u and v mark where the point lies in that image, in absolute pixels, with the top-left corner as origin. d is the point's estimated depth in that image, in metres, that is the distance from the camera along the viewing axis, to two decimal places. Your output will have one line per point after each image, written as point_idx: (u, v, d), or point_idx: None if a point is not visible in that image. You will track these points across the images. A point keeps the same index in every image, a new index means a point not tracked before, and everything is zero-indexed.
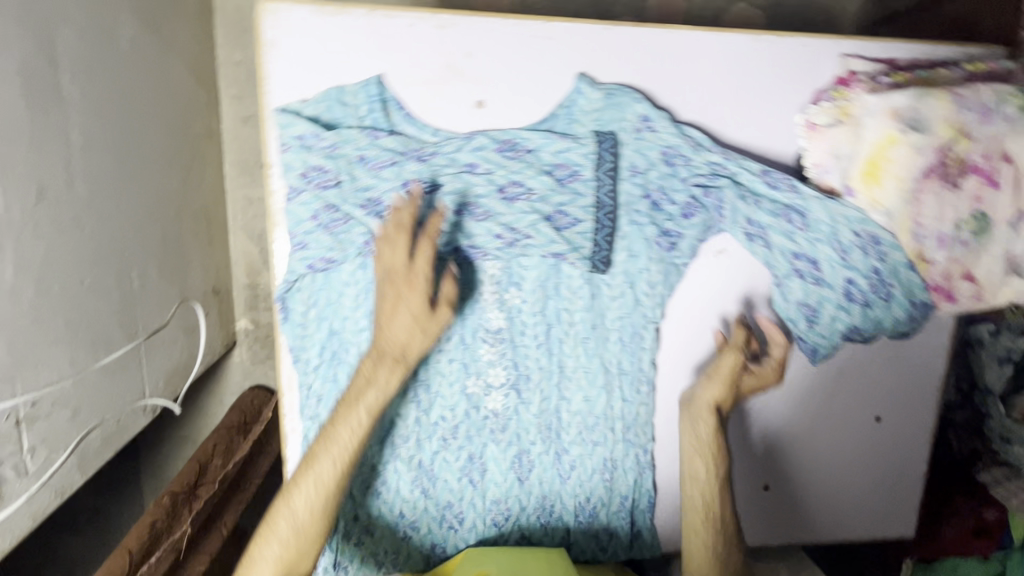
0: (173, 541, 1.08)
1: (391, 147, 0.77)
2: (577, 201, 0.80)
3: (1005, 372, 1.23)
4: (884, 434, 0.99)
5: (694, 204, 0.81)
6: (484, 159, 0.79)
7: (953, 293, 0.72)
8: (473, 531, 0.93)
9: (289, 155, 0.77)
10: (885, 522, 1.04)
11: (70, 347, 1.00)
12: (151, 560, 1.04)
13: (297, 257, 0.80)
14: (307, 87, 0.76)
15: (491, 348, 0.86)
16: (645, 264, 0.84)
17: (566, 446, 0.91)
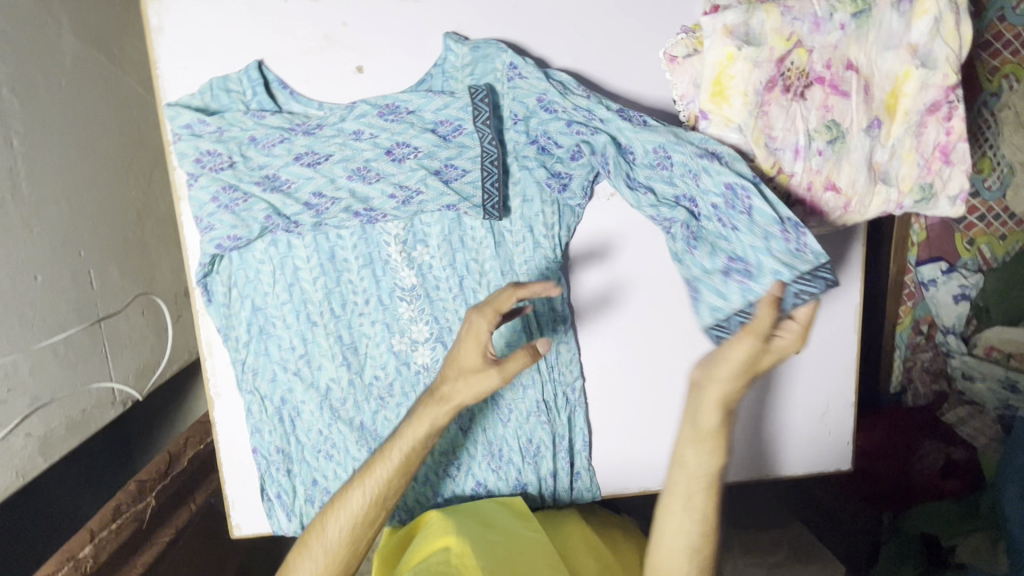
0: (134, 512, 1.13)
1: (277, 125, 0.81)
2: (465, 154, 0.84)
3: (962, 313, 1.25)
4: (812, 360, 1.00)
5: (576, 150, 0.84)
6: (370, 125, 0.83)
7: (817, 204, 0.73)
8: (427, 482, 0.97)
9: (181, 145, 0.80)
10: (820, 455, 1.04)
11: (20, 338, 1.06)
12: (116, 525, 1.09)
13: (206, 241, 0.83)
14: (193, 82, 0.81)
15: (410, 306, 0.89)
16: (544, 210, 0.87)
17: (498, 392, 0.93)
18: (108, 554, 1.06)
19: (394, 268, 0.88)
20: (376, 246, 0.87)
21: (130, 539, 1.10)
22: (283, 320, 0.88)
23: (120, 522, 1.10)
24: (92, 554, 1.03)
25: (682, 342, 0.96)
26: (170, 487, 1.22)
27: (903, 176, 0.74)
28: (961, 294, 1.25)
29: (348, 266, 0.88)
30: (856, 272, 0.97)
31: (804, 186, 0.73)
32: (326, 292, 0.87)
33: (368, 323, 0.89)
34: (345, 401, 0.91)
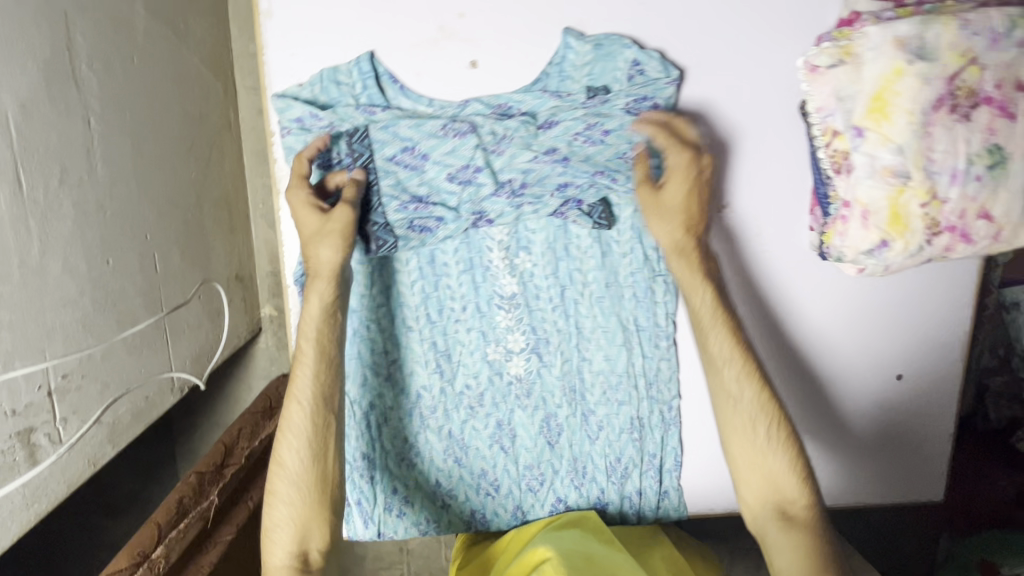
0: (199, 510, 1.12)
1: (387, 122, 0.78)
2: (466, 144, 0.79)
3: None
4: (914, 379, 0.95)
5: (566, 156, 0.80)
6: (481, 127, 0.79)
7: (968, 232, 0.68)
8: (510, 497, 0.94)
9: (290, 139, 0.77)
10: (911, 485, 1.00)
11: (96, 328, 1.02)
12: (181, 526, 1.08)
13: None
14: (303, 72, 0.77)
15: (508, 315, 0.87)
16: (503, 205, 0.81)
17: (591, 407, 0.91)
18: (177, 554, 1.05)
19: (496, 276, 0.85)
20: (477, 251, 0.84)
21: (196, 539, 1.09)
22: (378, 323, 0.86)
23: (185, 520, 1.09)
24: (164, 554, 1.02)
25: (785, 361, 0.93)
26: (230, 483, 1.21)
27: None
28: None
29: (448, 271, 0.85)
30: (967, 294, 0.91)
31: (956, 214, 0.67)
32: (424, 297, 0.85)
33: (464, 332, 0.87)
34: (435, 410, 0.90)
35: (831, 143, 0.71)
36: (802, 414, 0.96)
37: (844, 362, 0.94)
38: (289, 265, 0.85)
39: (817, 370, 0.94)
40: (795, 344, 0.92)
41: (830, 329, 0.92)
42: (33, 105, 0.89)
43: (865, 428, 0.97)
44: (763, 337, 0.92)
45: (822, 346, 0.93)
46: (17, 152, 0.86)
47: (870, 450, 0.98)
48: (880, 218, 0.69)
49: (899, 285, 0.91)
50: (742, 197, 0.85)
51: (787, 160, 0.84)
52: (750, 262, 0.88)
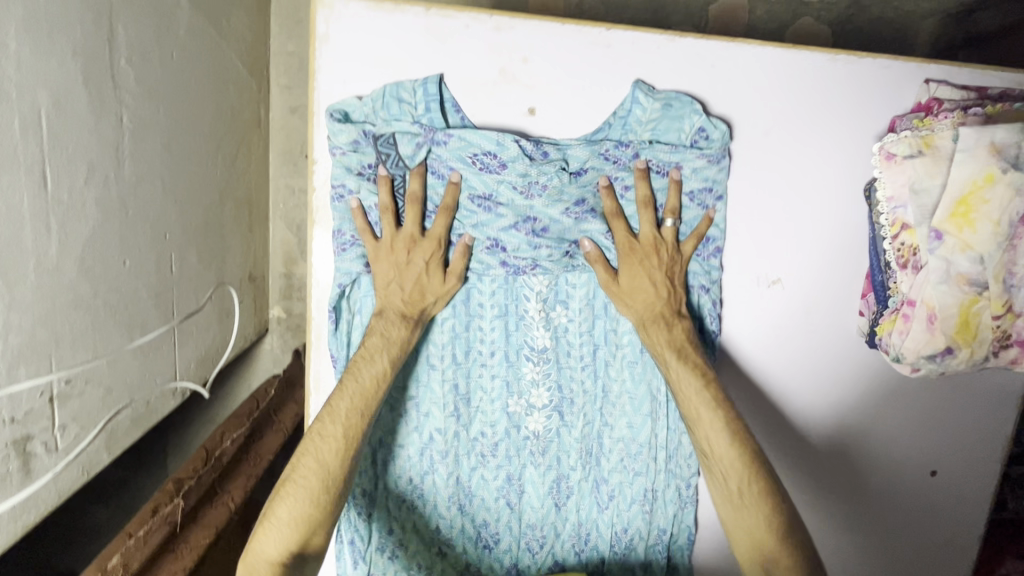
0: (166, 514, 1.04)
1: (448, 150, 0.74)
2: (493, 176, 0.75)
3: None
4: (940, 487, 0.91)
5: (594, 208, 0.77)
6: (510, 167, 0.74)
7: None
8: (507, 553, 0.89)
9: (340, 155, 0.73)
10: None
11: (106, 330, 0.99)
12: (142, 532, 0.99)
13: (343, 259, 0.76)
14: (364, 85, 0.73)
15: (535, 367, 0.83)
16: (520, 241, 0.77)
17: (605, 474, 0.87)
18: (140, 562, 0.95)
19: (530, 326, 0.81)
20: (514, 300, 0.81)
21: (161, 547, 1.00)
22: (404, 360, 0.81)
23: (150, 525, 1.01)
24: (122, 561, 0.93)
25: (821, 443, 0.88)
26: (204, 484, 1.14)
27: None
28: None
29: (481, 313, 0.81)
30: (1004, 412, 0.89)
31: None
32: (452, 338, 0.81)
33: (488, 378, 0.83)
34: (446, 455, 0.84)
35: (898, 236, 0.67)
36: (829, 503, 0.90)
37: (878, 451, 0.89)
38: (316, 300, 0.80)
39: (850, 462, 0.89)
40: (831, 429, 0.87)
41: (870, 417, 0.88)
42: (68, 99, 0.86)
43: (887, 529, 0.92)
44: (799, 420, 0.86)
45: (860, 435, 0.88)
46: (46, 150, 0.83)
47: (891, 551, 0.93)
48: (948, 324, 0.64)
49: (947, 383, 0.87)
50: (799, 267, 0.81)
51: (846, 245, 0.81)
52: (802, 339, 0.83)
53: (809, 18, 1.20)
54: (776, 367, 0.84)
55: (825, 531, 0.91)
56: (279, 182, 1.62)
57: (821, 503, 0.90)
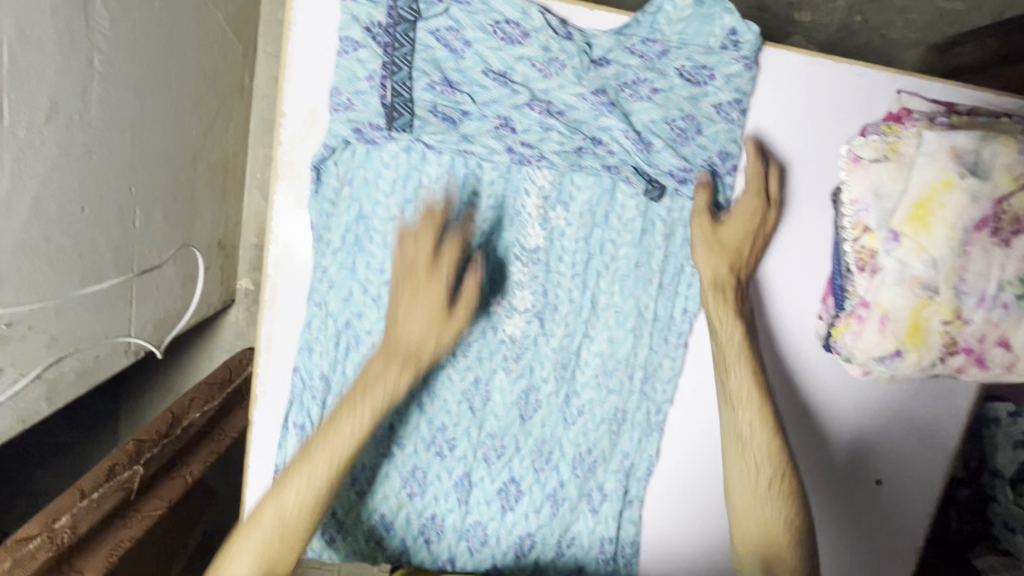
0: (122, 479, 1.00)
1: (470, 17, 0.72)
2: (512, 51, 0.72)
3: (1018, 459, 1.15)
4: (932, 449, 0.91)
5: (613, 101, 0.74)
6: (533, 38, 0.72)
7: (985, 358, 0.65)
8: (461, 461, 0.85)
9: (352, 7, 0.70)
10: None
11: (55, 277, 0.95)
12: (94, 495, 0.95)
13: (342, 119, 0.72)
14: None
15: (523, 269, 0.79)
16: (532, 121, 0.74)
17: (578, 389, 0.84)
18: (88, 526, 0.92)
19: (524, 222, 0.78)
20: (512, 193, 0.77)
21: (109, 513, 0.96)
22: (384, 238, 0.77)
23: (104, 488, 0.97)
24: (71, 523, 0.90)
25: (792, 396, 0.87)
26: (165, 455, 1.11)
27: None
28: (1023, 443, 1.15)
29: (475, 202, 0.77)
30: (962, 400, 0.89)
31: (975, 337, 0.65)
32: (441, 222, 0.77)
33: (472, 273, 0.79)
34: None
35: (859, 239, 0.67)
36: None
37: (839, 428, 0.89)
38: (275, 255, 0.77)
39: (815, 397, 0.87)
40: (801, 387, 0.87)
41: (839, 398, 0.88)
42: (36, 32, 0.83)
43: (835, 482, 0.91)
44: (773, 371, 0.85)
45: (828, 414, 0.88)
46: (4, 80, 0.79)
47: (828, 545, 0.93)
48: (899, 327, 0.65)
49: (916, 389, 0.88)
50: (798, 198, 0.80)
51: (815, 236, 0.82)
52: (790, 271, 0.82)
53: (794, 35, 1.23)
54: (760, 295, 0.83)
55: None
56: (258, 152, 1.59)
57: None
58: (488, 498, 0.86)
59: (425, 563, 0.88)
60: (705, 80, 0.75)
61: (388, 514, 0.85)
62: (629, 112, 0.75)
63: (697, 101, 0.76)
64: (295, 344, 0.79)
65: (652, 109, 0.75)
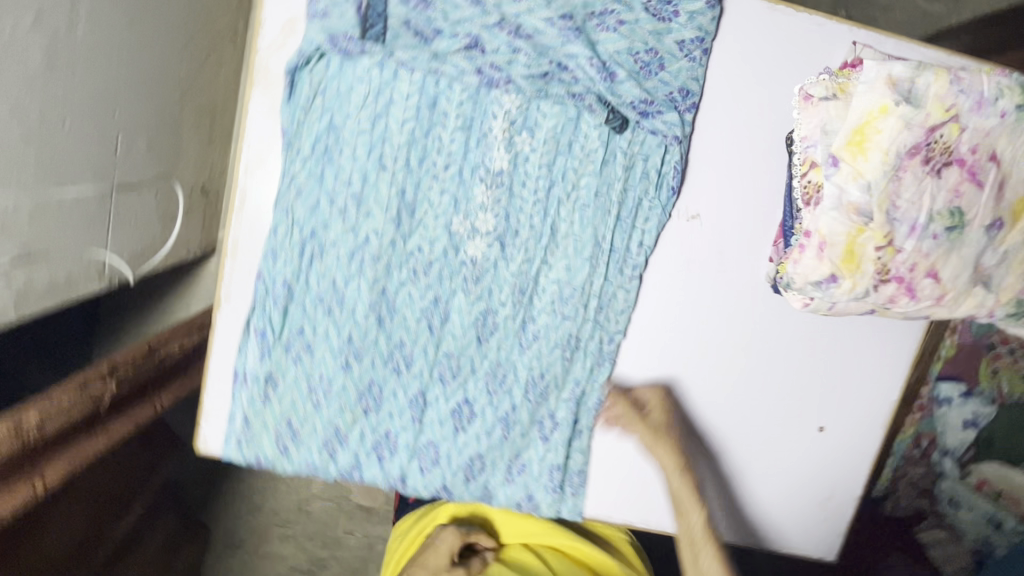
0: (93, 392, 1.00)
1: None
2: None
3: (965, 437, 1.36)
4: (874, 395, 0.94)
5: (580, 29, 0.79)
6: None
7: (915, 287, 0.69)
8: (417, 379, 0.87)
9: None
10: (795, 537, 0.99)
11: (32, 183, 0.95)
12: (65, 403, 0.94)
13: (319, 27, 0.75)
14: None
15: (487, 191, 0.82)
16: (502, 42, 0.78)
17: (534, 314, 0.87)
18: (53, 429, 0.91)
19: (490, 145, 0.81)
20: (480, 116, 0.80)
21: (77, 421, 0.96)
22: (353, 151, 0.79)
23: (76, 395, 0.96)
24: (39, 425, 0.88)
25: (737, 336, 0.90)
26: (139, 376, 1.12)
27: (1005, 286, 0.71)
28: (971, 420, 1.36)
29: (444, 122, 0.80)
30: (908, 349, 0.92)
31: (906, 266, 0.68)
32: (409, 139, 0.79)
33: (437, 192, 0.82)
34: (378, 260, 0.83)
35: (806, 175, 0.70)
36: (726, 413, 0.93)
37: (782, 371, 0.92)
38: (245, 158, 0.79)
39: (760, 338, 0.90)
40: (746, 327, 0.90)
41: (784, 341, 0.91)
42: None
43: (776, 425, 0.94)
44: (718, 309, 0.89)
45: (771, 354, 0.91)
46: None
47: (769, 488, 0.97)
48: (835, 253, 0.68)
49: (864, 336, 0.90)
50: (754, 140, 0.84)
51: (768, 179, 0.85)
52: (741, 212, 0.86)
53: None
54: (711, 234, 0.86)
55: (718, 433, 0.94)
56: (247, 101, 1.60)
57: (720, 409, 0.93)
58: (442, 419, 0.89)
59: (378, 481, 0.90)
60: (667, 17, 0.80)
61: (343, 427, 0.87)
62: (595, 41, 0.80)
63: (660, 38, 0.80)
64: (260, 251, 0.82)
65: (618, 41, 0.80)
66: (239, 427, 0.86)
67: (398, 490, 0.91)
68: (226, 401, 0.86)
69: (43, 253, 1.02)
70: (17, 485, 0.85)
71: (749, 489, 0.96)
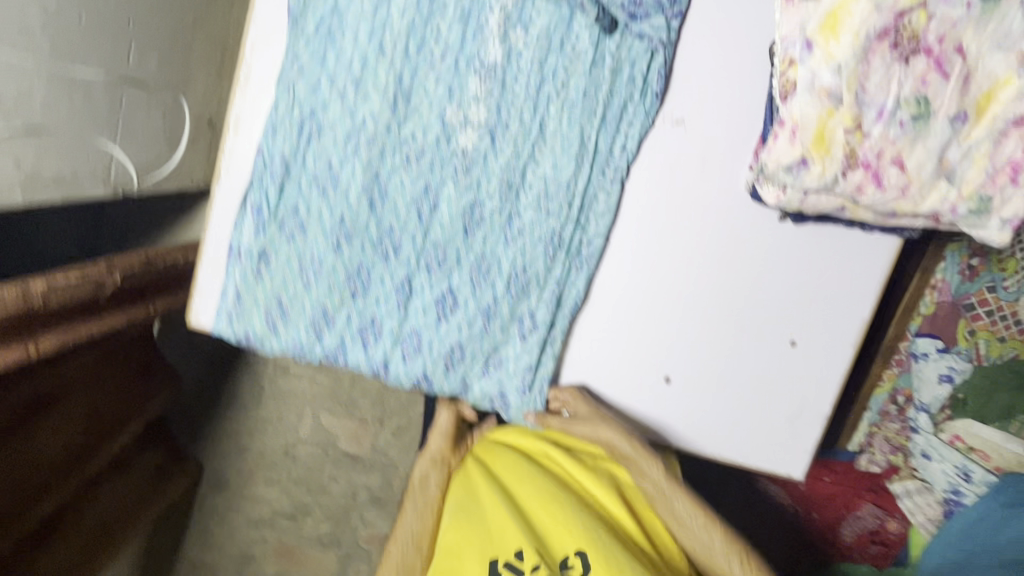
0: (98, 280, 1.00)
1: None
2: None
3: (940, 393, 1.39)
4: (849, 311, 0.96)
5: None
6: None
7: (880, 173, 0.73)
8: (404, 265, 0.91)
9: None
10: (764, 452, 1.02)
11: (45, 65, 0.97)
12: (71, 282, 0.95)
13: None
14: None
15: (480, 83, 0.86)
16: None
17: (520, 209, 0.90)
18: (55, 303, 0.92)
19: (485, 37, 0.84)
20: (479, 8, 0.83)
21: (79, 303, 0.97)
22: (355, 34, 0.83)
23: (80, 276, 0.97)
24: (43, 295, 0.90)
25: (716, 245, 0.93)
26: (140, 279, 1.11)
27: (967, 179, 0.74)
28: (946, 376, 1.38)
29: (442, 13, 0.83)
30: (877, 269, 0.94)
31: (873, 152, 0.72)
32: (409, 26, 0.83)
33: (432, 81, 0.85)
34: (372, 144, 0.86)
35: (785, 72, 0.73)
36: (701, 322, 0.96)
37: (756, 283, 0.95)
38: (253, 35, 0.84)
39: (738, 246, 0.93)
40: (724, 236, 0.93)
41: (761, 254, 0.94)
42: None
43: (750, 336, 0.97)
44: (699, 216, 0.92)
45: (747, 266, 0.94)
46: None
47: (739, 400, 1.00)
48: (806, 136, 0.72)
49: (837, 249, 0.94)
50: (743, 49, 0.86)
51: (755, 88, 0.87)
52: (725, 120, 0.88)
53: None
54: (694, 140, 0.89)
55: (691, 342, 0.97)
56: None
57: (696, 318, 0.96)
58: (426, 307, 0.92)
59: (361, 365, 0.93)
60: None
61: (331, 308, 0.91)
62: None
63: None
64: (260, 127, 0.86)
65: None
66: (231, 301, 0.90)
67: (381, 377, 0.94)
68: (220, 276, 0.90)
69: (50, 131, 1.01)
70: (10, 348, 0.86)
71: (719, 400, 1.00)
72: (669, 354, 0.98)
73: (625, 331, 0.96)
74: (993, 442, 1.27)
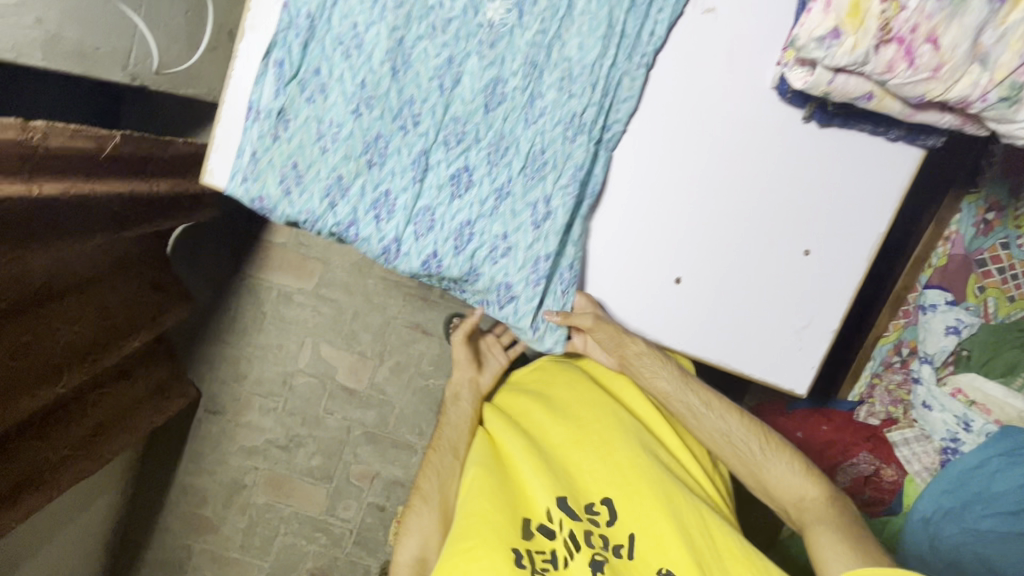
0: (99, 135, 0.95)
1: None
2: None
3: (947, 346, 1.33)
4: (862, 220, 0.96)
5: None
6: None
7: (913, 48, 0.72)
8: (422, 138, 0.90)
9: None
10: (768, 363, 1.01)
11: None
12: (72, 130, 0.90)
13: None
14: None
15: None
16: None
17: (543, 90, 0.89)
18: (56, 146, 0.87)
19: None
20: None
21: (80, 153, 0.92)
22: None
23: (81, 130, 0.92)
24: (44, 133, 0.84)
25: (737, 142, 0.92)
26: (142, 147, 1.06)
27: (1002, 63, 0.73)
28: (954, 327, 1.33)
29: None
30: (896, 177, 0.94)
31: (908, 26, 0.71)
32: None
33: None
34: (399, 8, 0.85)
35: None
36: (715, 223, 0.96)
37: (774, 186, 0.94)
38: None
39: (758, 145, 0.92)
40: (744, 133, 0.92)
41: (779, 155, 0.93)
42: None
43: (763, 241, 0.96)
44: (721, 112, 0.91)
45: (766, 166, 0.93)
46: None
47: (748, 308, 0.99)
48: (842, 5, 0.71)
49: (857, 154, 0.93)
50: None
51: None
52: (756, 14, 0.87)
53: None
54: (723, 32, 0.88)
55: (704, 242, 0.97)
56: None
57: (711, 218, 0.95)
58: (441, 184, 0.92)
59: (372, 241, 0.92)
60: None
61: (346, 177, 0.90)
62: None
63: None
64: None
65: None
66: (246, 162, 0.89)
67: (391, 255, 0.93)
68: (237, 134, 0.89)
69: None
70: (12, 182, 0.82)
71: (727, 306, 0.99)
72: (681, 253, 0.97)
73: (637, 227, 0.96)
74: (994, 396, 1.28)
